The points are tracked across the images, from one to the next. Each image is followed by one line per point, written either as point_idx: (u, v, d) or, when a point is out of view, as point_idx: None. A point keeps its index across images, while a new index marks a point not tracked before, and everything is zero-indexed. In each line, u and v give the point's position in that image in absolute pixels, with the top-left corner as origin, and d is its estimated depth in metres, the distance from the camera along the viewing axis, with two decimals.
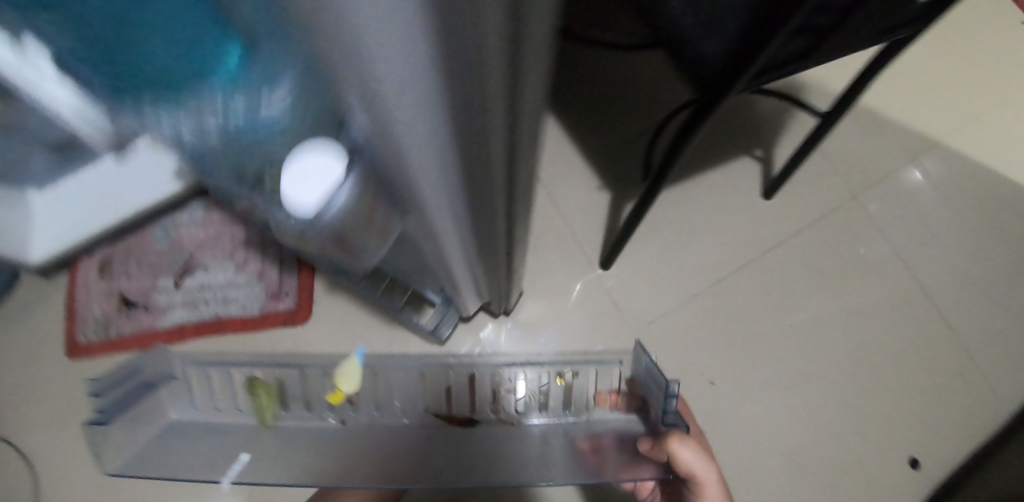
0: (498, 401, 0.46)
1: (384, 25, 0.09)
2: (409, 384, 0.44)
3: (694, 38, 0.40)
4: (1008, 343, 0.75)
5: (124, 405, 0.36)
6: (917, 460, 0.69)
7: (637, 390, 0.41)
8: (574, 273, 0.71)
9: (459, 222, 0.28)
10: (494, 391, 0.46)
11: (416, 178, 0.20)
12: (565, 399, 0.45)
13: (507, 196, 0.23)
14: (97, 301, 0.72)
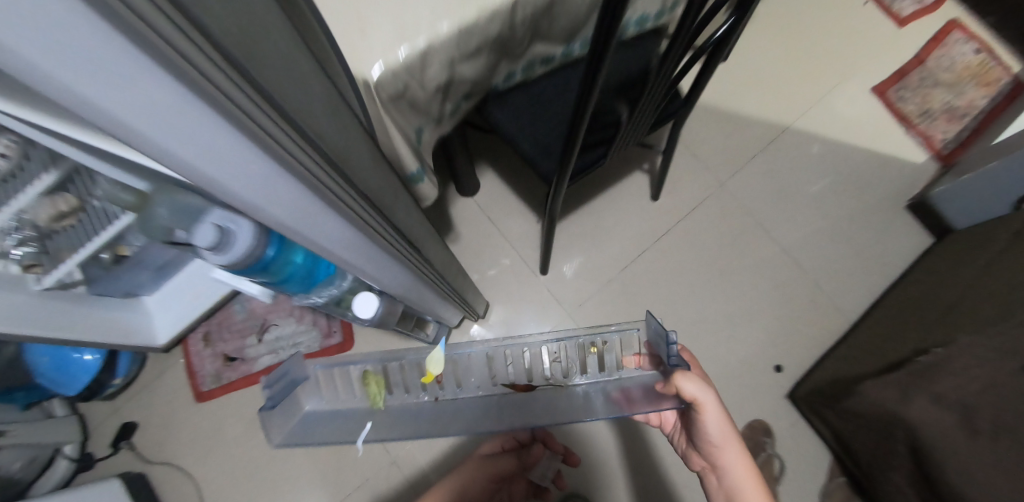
0: (547, 371, 0.64)
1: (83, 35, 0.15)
2: (483, 371, 0.64)
3: (536, 161, 0.67)
4: (835, 265, 1.06)
5: (283, 396, 0.56)
6: (781, 366, 1.00)
7: (650, 346, 0.58)
8: (524, 281, 1.02)
9: (331, 219, 0.35)
10: (547, 363, 0.65)
11: (239, 185, 0.26)
12: (600, 363, 0.63)
13: (325, 171, 0.31)
14: (209, 362, 1.05)
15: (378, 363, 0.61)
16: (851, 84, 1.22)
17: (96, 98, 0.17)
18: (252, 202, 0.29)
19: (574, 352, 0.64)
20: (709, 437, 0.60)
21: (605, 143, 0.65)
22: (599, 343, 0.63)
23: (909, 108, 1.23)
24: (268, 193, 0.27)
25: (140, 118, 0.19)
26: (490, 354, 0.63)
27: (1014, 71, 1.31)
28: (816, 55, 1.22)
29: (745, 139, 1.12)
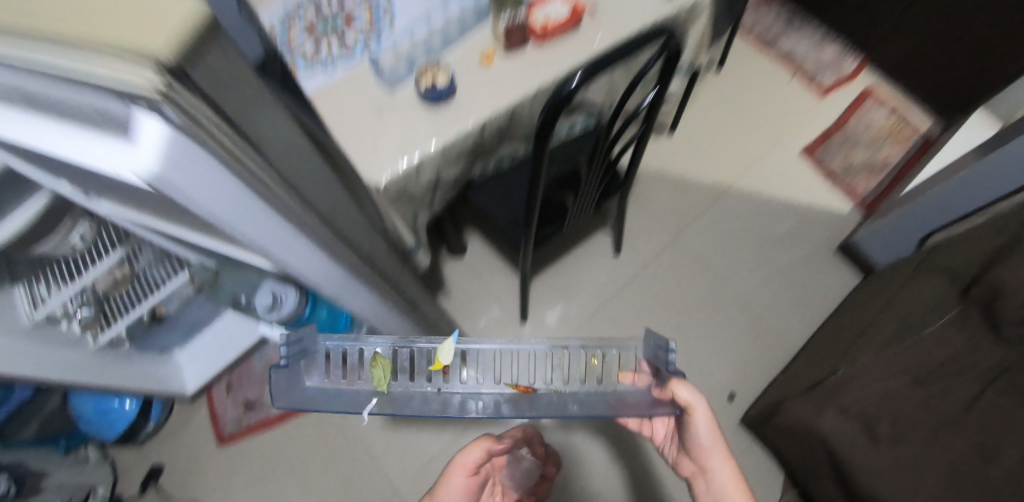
0: (549, 375, 0.72)
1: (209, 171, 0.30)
2: (489, 367, 0.74)
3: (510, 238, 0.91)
4: (774, 304, 1.25)
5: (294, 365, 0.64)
6: (732, 394, 1.16)
7: (650, 363, 0.68)
8: (508, 327, 1.18)
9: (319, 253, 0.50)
10: (550, 368, 0.73)
11: (262, 234, 0.40)
12: (600, 371, 0.71)
13: (312, 219, 0.46)
14: (231, 408, 1.18)
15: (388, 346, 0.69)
16: (783, 148, 1.44)
17: (205, 200, 0.32)
18: (268, 249, 0.44)
19: (575, 363, 0.72)
20: (698, 443, 0.65)
21: (558, 222, 0.88)
22: (599, 356, 0.71)
23: (834, 164, 1.44)
24: (277, 237, 0.42)
25: (221, 205, 0.33)
26: (499, 355, 0.73)
27: (922, 128, 1.54)
28: (749, 125, 1.45)
29: (691, 200, 1.34)
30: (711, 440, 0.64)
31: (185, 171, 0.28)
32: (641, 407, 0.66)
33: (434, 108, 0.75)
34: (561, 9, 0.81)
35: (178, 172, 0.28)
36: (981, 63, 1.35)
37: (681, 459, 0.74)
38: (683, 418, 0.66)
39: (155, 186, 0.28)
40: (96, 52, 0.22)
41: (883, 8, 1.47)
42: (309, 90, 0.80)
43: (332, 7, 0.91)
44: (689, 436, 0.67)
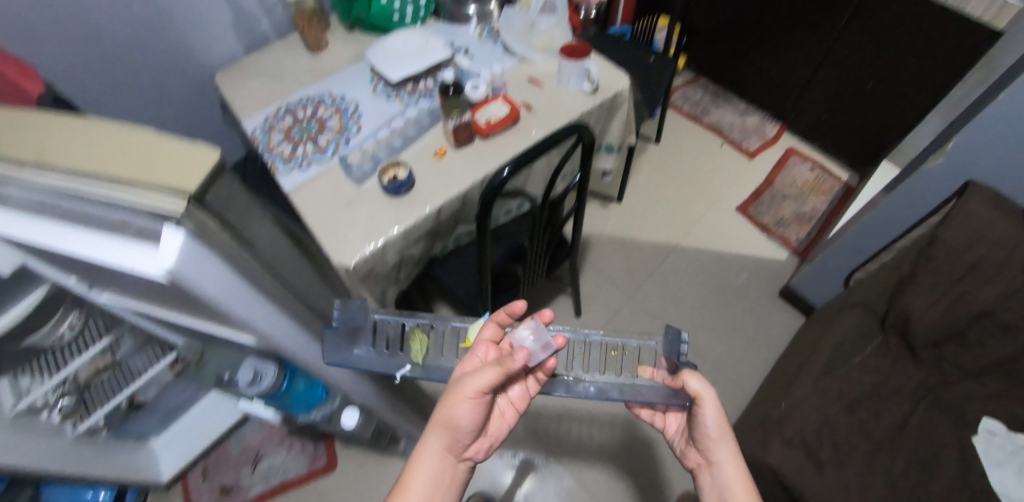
0: (572, 362, 0.76)
1: (209, 265, 0.44)
2: None
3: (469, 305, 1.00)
4: (728, 350, 1.35)
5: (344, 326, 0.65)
6: None
7: (668, 359, 0.72)
8: None
9: (301, 340, 0.62)
10: (573, 357, 0.76)
11: (255, 319, 0.53)
12: (619, 363, 0.74)
13: (298, 306, 0.59)
14: (206, 495, 1.18)
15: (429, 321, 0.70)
16: (723, 205, 1.62)
17: (205, 289, 0.44)
18: (263, 331, 0.56)
19: (595, 353, 0.76)
20: (707, 433, 0.69)
21: (512, 288, 0.99)
22: (619, 348, 0.75)
23: (768, 218, 1.61)
24: (268, 322, 0.55)
25: (221, 294, 0.46)
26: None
27: (843, 180, 1.72)
28: (687, 191, 1.65)
29: (641, 260, 1.49)
30: (721, 430, 0.68)
31: (190, 265, 0.42)
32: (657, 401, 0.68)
33: (394, 196, 0.90)
34: (500, 109, 0.98)
35: (185, 265, 0.41)
36: (879, 119, 1.58)
37: (685, 449, 0.77)
38: (693, 409, 0.69)
39: (172, 279, 0.42)
40: (155, 189, 0.39)
41: (791, 81, 1.74)
42: (289, 188, 0.95)
43: (308, 115, 1.07)
44: (697, 426, 0.70)
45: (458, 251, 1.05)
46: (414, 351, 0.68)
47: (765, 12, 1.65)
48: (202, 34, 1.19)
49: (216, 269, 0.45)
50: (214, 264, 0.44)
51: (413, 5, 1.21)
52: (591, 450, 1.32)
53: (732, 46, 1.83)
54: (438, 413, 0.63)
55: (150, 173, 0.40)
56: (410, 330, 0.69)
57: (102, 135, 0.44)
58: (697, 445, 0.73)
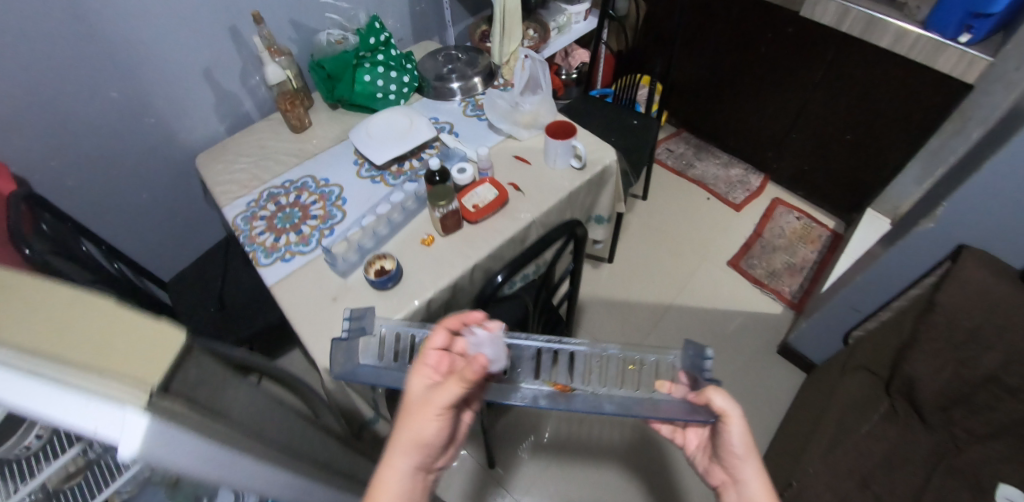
0: (589, 375, 0.71)
1: (188, 449, 0.38)
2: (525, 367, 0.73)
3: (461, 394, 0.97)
4: None
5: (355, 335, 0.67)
6: None
7: (688, 374, 0.69)
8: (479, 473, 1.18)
9: (299, 489, 0.54)
10: (589, 370, 0.72)
11: (253, 480, 0.46)
12: (637, 378, 0.70)
13: (288, 455, 0.52)
14: None
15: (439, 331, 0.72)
16: (712, 261, 1.64)
17: (186, 472, 0.38)
18: (261, 493, 0.49)
19: (612, 367, 0.72)
20: (733, 449, 0.65)
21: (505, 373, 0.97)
22: (637, 361, 0.72)
23: (759, 271, 1.62)
24: (266, 482, 0.48)
25: (204, 470, 0.40)
26: (542, 354, 0.73)
27: (830, 227, 1.73)
28: (676, 250, 1.68)
29: (634, 324, 1.50)
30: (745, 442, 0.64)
31: (164, 453, 0.36)
32: (677, 417, 0.63)
33: (382, 290, 0.88)
34: (489, 192, 0.97)
35: (155, 453, 0.35)
36: (859, 169, 1.61)
37: (706, 465, 0.72)
38: (718, 425, 0.65)
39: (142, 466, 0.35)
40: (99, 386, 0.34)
41: (769, 134, 1.78)
42: (271, 282, 0.92)
43: (290, 201, 1.05)
44: (722, 442, 0.66)
45: None
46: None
47: (739, 70, 1.71)
48: (181, 118, 1.17)
49: (195, 448, 0.38)
50: (195, 444, 0.38)
51: (396, 83, 1.22)
52: (600, 449, 1.32)
53: (710, 100, 1.88)
54: (400, 435, 0.59)
55: (118, 349, 0.36)
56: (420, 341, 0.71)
57: (34, 292, 0.38)
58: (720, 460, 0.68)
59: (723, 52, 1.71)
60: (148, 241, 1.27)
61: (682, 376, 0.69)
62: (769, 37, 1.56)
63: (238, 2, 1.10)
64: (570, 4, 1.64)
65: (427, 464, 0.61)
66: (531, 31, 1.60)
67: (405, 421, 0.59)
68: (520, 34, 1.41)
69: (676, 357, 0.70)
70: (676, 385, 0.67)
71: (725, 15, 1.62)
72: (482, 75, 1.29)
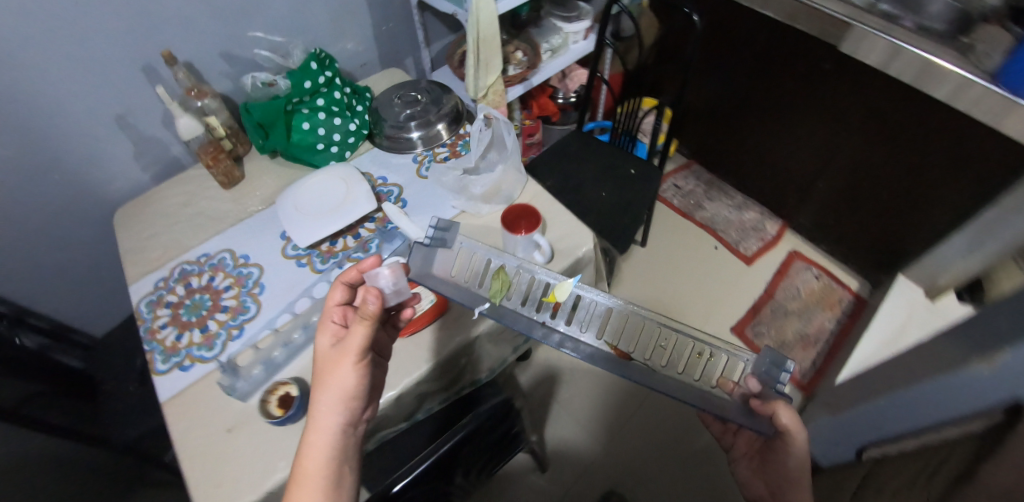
0: (651, 350, 0.71)
1: None
2: (593, 321, 0.73)
3: None
4: None
5: (230, 361, 0.79)
6: None
7: (759, 381, 0.68)
8: None
9: None
10: (654, 345, 0.72)
11: None
12: (701, 369, 0.71)
13: None
14: None
15: (512, 262, 0.76)
16: (714, 324, 1.45)
17: None
18: None
19: (680, 351, 0.71)
20: (790, 472, 0.80)
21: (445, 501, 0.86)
22: (707, 352, 0.71)
23: (766, 341, 1.42)
24: None
25: None
26: (612, 315, 0.73)
27: (852, 289, 1.50)
28: (674, 307, 1.49)
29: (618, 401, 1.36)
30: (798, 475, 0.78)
31: None
32: (735, 418, 0.68)
33: (283, 426, 0.73)
34: (428, 296, 0.86)
35: None
36: (889, 232, 1.36)
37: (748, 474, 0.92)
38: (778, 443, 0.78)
39: None
40: None
41: (793, 178, 1.53)
42: (164, 400, 0.78)
43: (202, 284, 0.90)
44: (783, 462, 0.81)
45: (380, 450, 0.90)
46: (491, 289, 0.74)
47: (759, 103, 1.46)
48: (95, 169, 1.00)
49: None
50: None
51: (341, 131, 1.03)
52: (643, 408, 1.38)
53: (726, 130, 1.62)
54: (322, 394, 0.66)
55: None
56: (494, 268, 0.75)
57: None
58: (766, 473, 0.87)
59: (743, 81, 1.45)
60: (75, 302, 1.12)
61: (754, 385, 0.69)
62: (796, 70, 1.30)
63: (141, 36, 0.91)
64: (567, 21, 1.38)
65: (356, 414, 0.68)
66: (520, 54, 1.35)
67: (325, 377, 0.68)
68: (500, 64, 1.20)
69: (750, 363, 0.70)
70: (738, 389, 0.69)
71: (749, 39, 1.35)
72: (445, 122, 1.09)
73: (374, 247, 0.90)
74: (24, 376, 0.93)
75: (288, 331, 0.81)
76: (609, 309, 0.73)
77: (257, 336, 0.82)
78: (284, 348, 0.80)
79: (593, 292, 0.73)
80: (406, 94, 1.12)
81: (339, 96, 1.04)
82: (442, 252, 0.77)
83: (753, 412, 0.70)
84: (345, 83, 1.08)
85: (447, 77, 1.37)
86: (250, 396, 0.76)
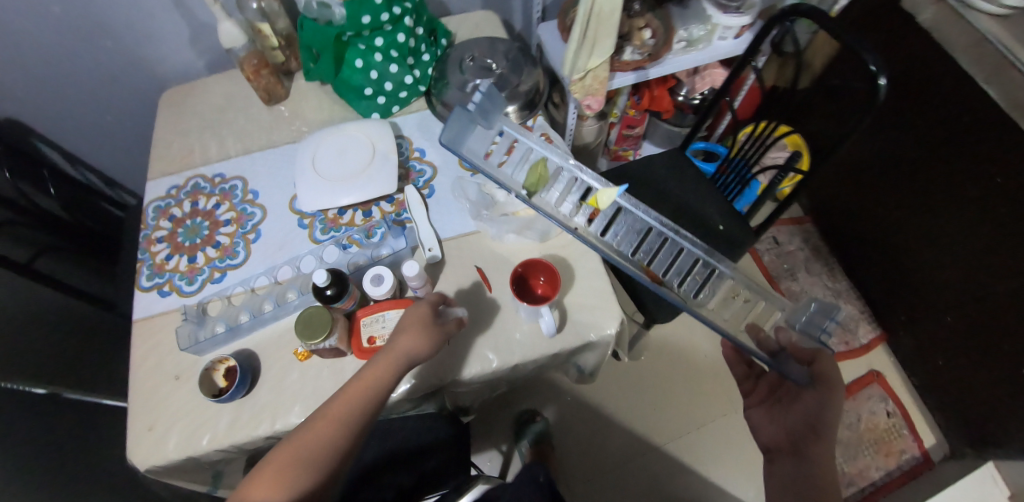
0: (680, 277, 0.81)
1: None
2: (632, 237, 0.81)
3: None
4: None
5: (199, 307, 0.76)
6: None
7: (794, 336, 0.76)
8: None
9: None
10: (687, 273, 0.81)
11: None
12: (732, 307, 0.80)
13: None
14: None
15: (557, 161, 0.81)
16: (742, 418, 1.22)
17: None
18: None
19: (713, 283, 0.82)
20: (818, 424, 0.73)
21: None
22: (740, 294, 0.82)
23: None
24: None
25: None
26: (653, 234, 0.83)
27: (924, 445, 1.23)
28: (711, 376, 1.28)
29: (604, 448, 1.21)
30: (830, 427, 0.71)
31: None
32: (769, 364, 0.73)
33: (219, 403, 0.69)
34: None
35: None
36: (1002, 417, 1.05)
37: (761, 419, 0.83)
38: (810, 395, 0.75)
39: None
40: None
41: (923, 293, 1.19)
42: (135, 319, 0.77)
43: (207, 207, 0.85)
44: (806, 414, 0.75)
45: None
46: (527, 180, 0.78)
47: (919, 195, 1.12)
48: (148, 44, 0.93)
49: None
50: None
51: (395, 81, 0.88)
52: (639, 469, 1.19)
53: (865, 200, 1.28)
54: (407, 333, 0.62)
55: None
56: (535, 158, 0.80)
57: None
58: (784, 419, 0.78)
59: (915, 161, 1.10)
60: (121, 164, 1.14)
61: (786, 338, 0.77)
62: (989, 182, 0.95)
63: None
64: (722, 9, 1.04)
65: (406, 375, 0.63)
66: (648, 32, 1.06)
67: (398, 339, 0.62)
68: (610, 49, 0.95)
69: (787, 314, 0.78)
70: (769, 337, 0.76)
71: (946, 115, 1.00)
72: (516, 105, 0.90)
73: (378, 235, 0.79)
74: (48, 231, 0.98)
75: (261, 296, 0.76)
76: (650, 229, 0.83)
77: (233, 289, 0.77)
78: (249, 313, 0.74)
79: (634, 208, 0.83)
80: (483, 56, 0.93)
81: (402, 39, 0.87)
82: (479, 130, 0.81)
83: (795, 359, 0.75)
84: (418, 22, 0.91)
85: (549, 34, 1.10)
86: (203, 351, 0.73)
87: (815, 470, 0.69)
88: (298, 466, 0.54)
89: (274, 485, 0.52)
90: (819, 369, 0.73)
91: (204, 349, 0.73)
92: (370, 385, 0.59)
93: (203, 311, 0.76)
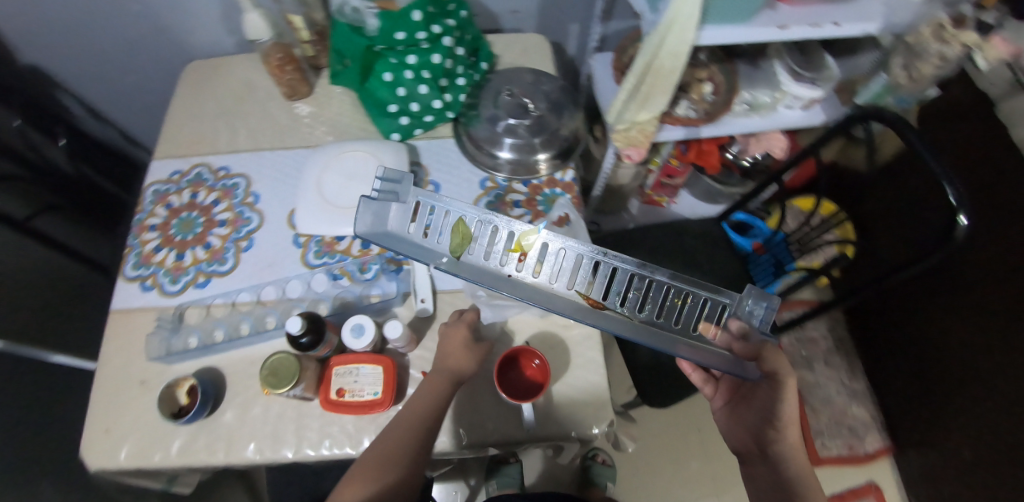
0: (621, 292, 0.63)
1: None
2: (561, 264, 0.63)
3: None
4: None
5: (177, 315, 0.73)
6: None
7: (740, 327, 0.59)
8: None
9: None
10: (626, 287, 0.63)
11: None
12: (680, 313, 0.62)
13: None
14: None
15: (470, 211, 0.63)
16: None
17: None
18: None
19: (657, 292, 0.62)
20: (775, 416, 0.63)
21: None
22: (684, 294, 0.62)
23: None
24: None
25: None
26: (581, 264, 0.62)
27: None
28: (700, 452, 1.22)
29: None
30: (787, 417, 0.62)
31: None
32: (719, 366, 0.60)
33: (177, 423, 0.67)
34: (374, 384, 0.65)
35: None
36: None
37: (729, 421, 0.72)
38: (764, 389, 0.64)
39: None
40: None
41: (946, 421, 1.09)
42: (112, 310, 0.74)
43: (205, 202, 0.81)
44: (762, 407, 0.65)
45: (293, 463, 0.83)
46: (450, 246, 0.62)
47: (967, 314, 1.03)
48: (178, 16, 0.88)
49: None
50: None
51: (422, 103, 0.81)
52: None
53: (907, 304, 1.17)
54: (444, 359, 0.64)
55: None
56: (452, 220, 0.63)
57: None
58: (745, 418, 0.68)
59: (967, 280, 1.02)
60: (142, 126, 1.10)
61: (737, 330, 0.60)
62: None
63: None
64: (796, 77, 0.93)
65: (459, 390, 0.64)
66: (708, 87, 0.96)
67: (445, 360, 0.64)
68: (662, 106, 0.86)
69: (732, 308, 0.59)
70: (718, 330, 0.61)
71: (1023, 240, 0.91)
72: (549, 152, 0.82)
73: (371, 272, 0.74)
74: (46, 184, 0.97)
75: (238, 315, 0.72)
76: (579, 257, 0.62)
77: (212, 301, 0.74)
78: (225, 330, 0.71)
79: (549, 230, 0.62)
80: (523, 92, 0.84)
81: (438, 60, 0.78)
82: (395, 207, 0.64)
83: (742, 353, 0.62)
84: (462, 40, 0.82)
85: (601, 70, 1.01)
86: (171, 363, 0.70)
87: (786, 481, 0.60)
88: (382, 464, 0.58)
89: (369, 476, 0.57)
90: (769, 365, 0.60)
91: (172, 362, 0.70)
92: (437, 392, 0.61)
93: (177, 321, 0.72)
